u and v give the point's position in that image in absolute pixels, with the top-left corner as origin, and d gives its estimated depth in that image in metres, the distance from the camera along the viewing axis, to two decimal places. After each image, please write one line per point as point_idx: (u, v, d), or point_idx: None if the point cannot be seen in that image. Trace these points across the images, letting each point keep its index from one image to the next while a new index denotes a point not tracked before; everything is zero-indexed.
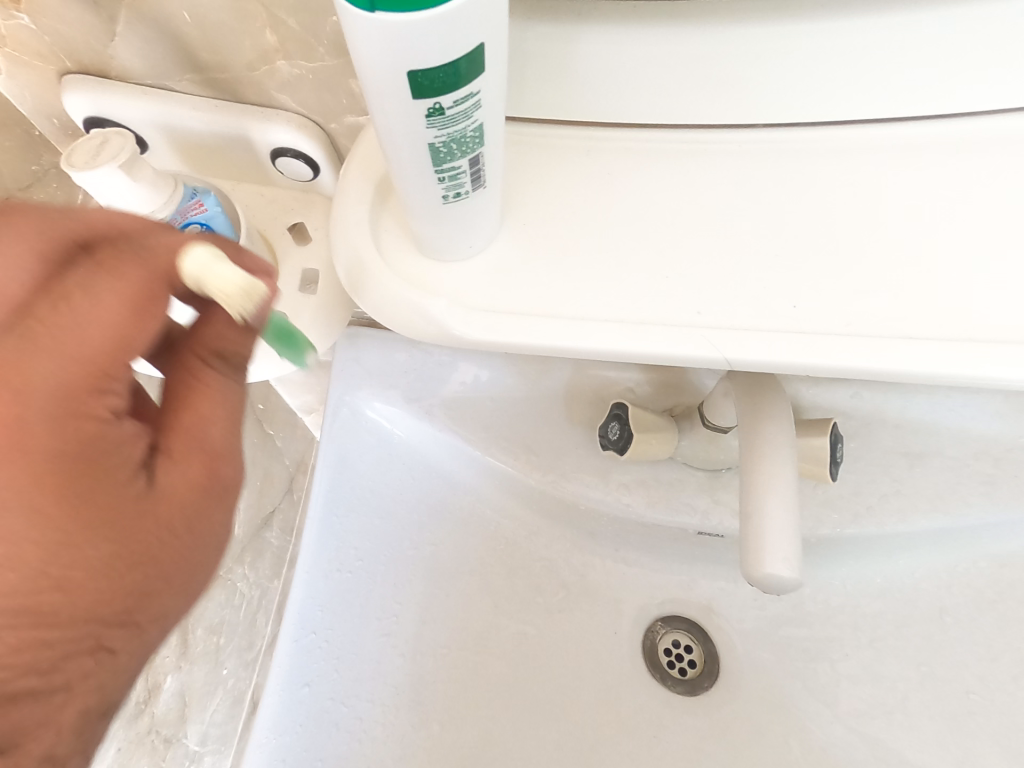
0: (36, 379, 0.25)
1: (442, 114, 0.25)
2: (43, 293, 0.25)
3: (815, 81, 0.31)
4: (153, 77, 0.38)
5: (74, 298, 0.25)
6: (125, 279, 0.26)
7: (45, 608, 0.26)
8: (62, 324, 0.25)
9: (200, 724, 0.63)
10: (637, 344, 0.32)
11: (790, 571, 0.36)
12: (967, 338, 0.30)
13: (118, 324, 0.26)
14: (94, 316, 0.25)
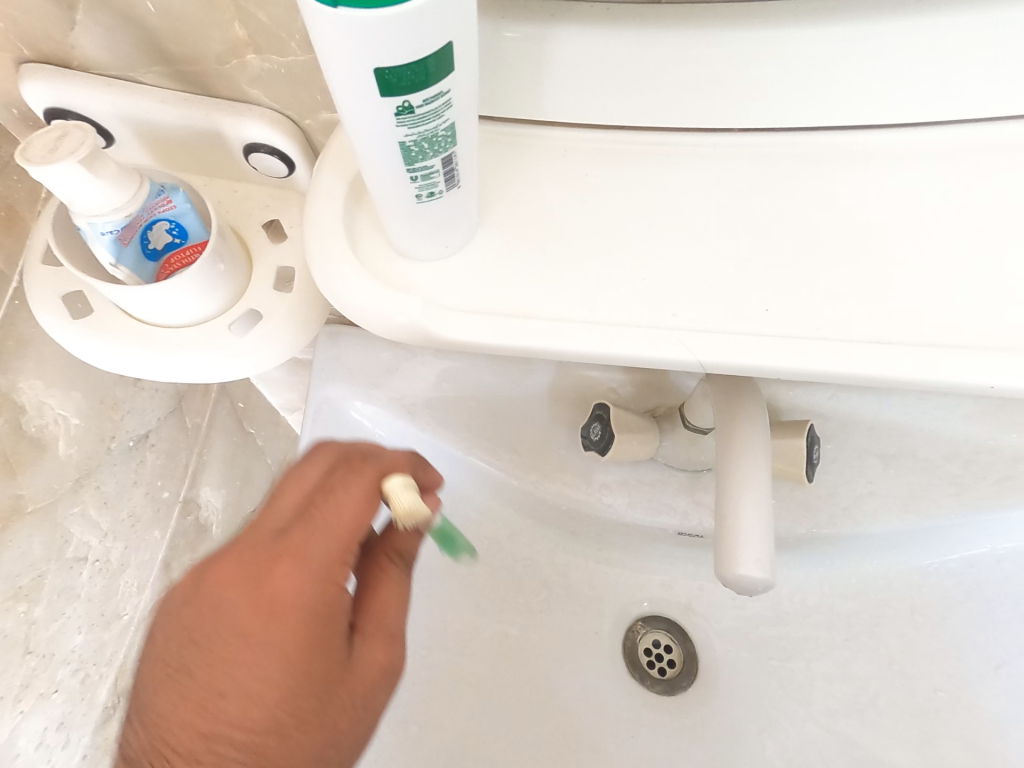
0: (309, 555, 0.34)
1: (411, 112, 0.25)
2: (319, 489, 0.35)
3: (786, 86, 0.31)
4: (118, 69, 0.37)
5: (334, 496, 0.35)
6: (366, 477, 0.35)
7: (260, 749, 0.32)
8: (329, 517, 0.35)
9: None
10: (612, 346, 0.31)
11: (762, 573, 0.36)
12: (939, 343, 0.30)
13: (361, 519, 0.35)
14: (346, 511, 0.35)
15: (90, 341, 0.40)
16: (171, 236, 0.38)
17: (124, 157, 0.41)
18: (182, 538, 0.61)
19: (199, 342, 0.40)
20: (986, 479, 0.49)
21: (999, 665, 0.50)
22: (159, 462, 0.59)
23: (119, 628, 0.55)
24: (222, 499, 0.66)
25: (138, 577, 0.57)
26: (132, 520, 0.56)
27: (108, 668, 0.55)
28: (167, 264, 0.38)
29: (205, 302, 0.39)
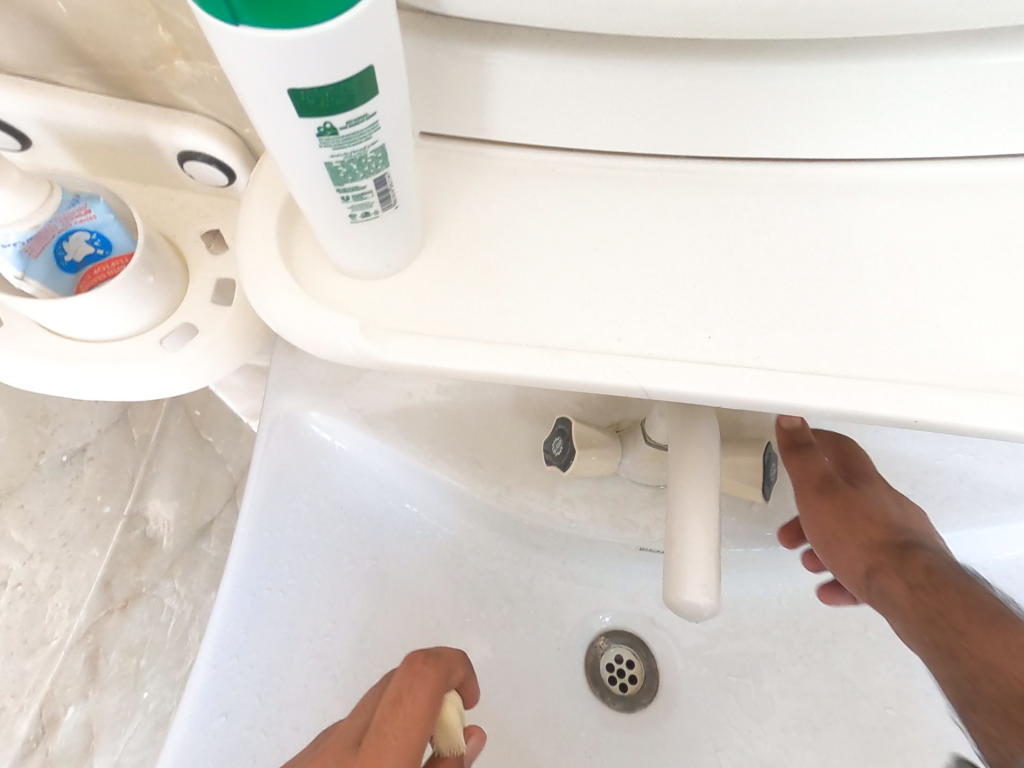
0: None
1: (335, 134, 0.24)
2: (387, 698, 0.37)
3: (725, 112, 0.31)
4: (35, 69, 0.36)
5: (402, 706, 0.36)
6: (430, 679, 0.37)
7: None
8: (397, 729, 0.35)
9: (112, 753, 0.62)
10: (554, 373, 0.31)
11: (706, 598, 0.36)
12: (882, 376, 0.30)
13: (426, 727, 0.36)
14: (414, 719, 0.36)
15: (6, 355, 0.38)
16: (92, 247, 0.37)
17: (42, 160, 0.40)
18: (126, 553, 0.61)
19: (127, 358, 0.39)
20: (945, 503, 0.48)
21: None
22: (98, 476, 0.58)
23: (45, 654, 0.54)
24: (173, 513, 0.66)
25: (71, 597, 0.56)
26: (65, 539, 0.56)
27: (30, 698, 0.53)
28: (89, 274, 0.37)
29: (129, 318, 0.38)
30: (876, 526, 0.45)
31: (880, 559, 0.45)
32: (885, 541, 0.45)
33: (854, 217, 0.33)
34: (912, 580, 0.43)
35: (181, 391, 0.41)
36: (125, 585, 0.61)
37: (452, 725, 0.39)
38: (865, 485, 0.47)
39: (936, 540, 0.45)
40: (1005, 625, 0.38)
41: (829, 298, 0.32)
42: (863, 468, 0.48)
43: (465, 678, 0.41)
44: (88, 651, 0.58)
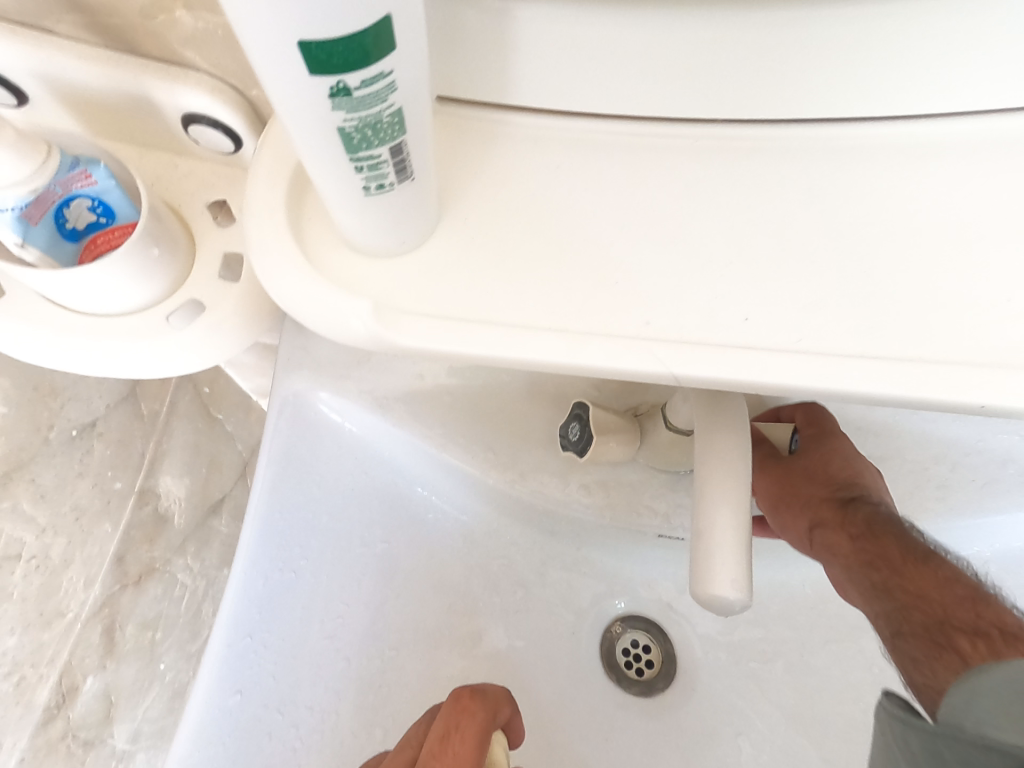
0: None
1: (348, 95, 0.22)
2: (436, 733, 0.40)
3: (774, 70, 0.28)
4: (25, 18, 0.33)
5: (450, 741, 0.39)
6: (477, 716, 0.40)
7: None
8: (445, 764, 0.38)
9: (129, 723, 0.62)
10: (580, 358, 0.29)
11: (737, 593, 0.34)
12: (949, 360, 0.27)
13: (474, 763, 0.39)
14: (461, 755, 0.38)
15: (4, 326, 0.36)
16: (94, 215, 0.35)
17: (41, 118, 0.38)
18: (138, 529, 0.61)
19: (132, 333, 0.37)
20: (982, 488, 0.46)
21: None
22: (108, 452, 0.58)
23: (62, 625, 0.54)
24: (185, 489, 0.66)
25: (85, 572, 0.56)
26: (77, 514, 0.55)
27: (49, 669, 0.54)
28: (93, 244, 0.36)
29: (139, 288, 0.36)
30: (822, 484, 0.48)
31: (826, 513, 0.47)
32: (829, 497, 0.47)
33: (908, 184, 0.30)
34: (852, 531, 0.45)
35: (189, 369, 0.40)
36: (139, 560, 0.61)
37: (498, 765, 0.41)
38: (818, 445, 0.48)
39: (881, 490, 0.47)
40: (962, 587, 0.40)
41: (882, 274, 0.29)
42: (822, 429, 0.49)
43: (508, 719, 0.44)
44: (105, 623, 0.58)
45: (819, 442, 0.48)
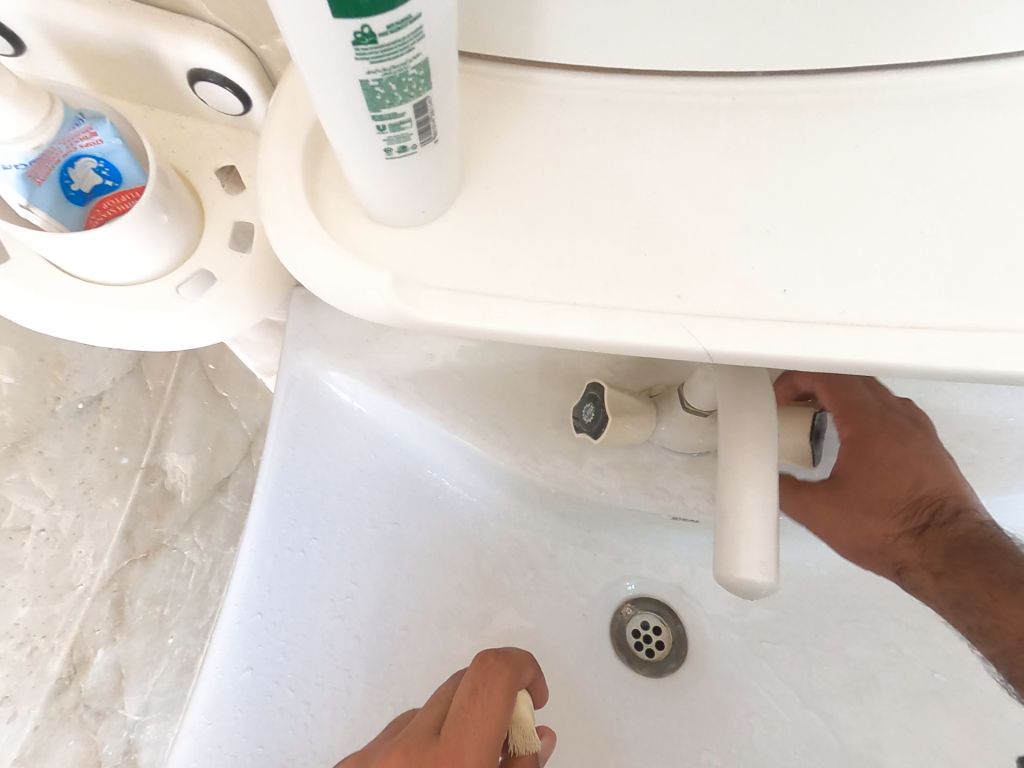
0: (460, 758, 0.36)
1: (373, 43, 0.20)
2: (463, 690, 0.39)
3: (820, 21, 0.26)
4: None
5: (479, 697, 0.38)
6: (504, 674, 0.40)
7: None
8: (475, 720, 0.37)
9: (140, 694, 0.62)
10: (609, 332, 0.27)
11: (764, 577, 0.34)
12: (1006, 332, 0.25)
13: (502, 719, 0.38)
14: (490, 711, 0.38)
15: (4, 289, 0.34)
16: (101, 177, 0.34)
17: (39, 69, 0.36)
18: (146, 504, 0.60)
19: (141, 302, 0.36)
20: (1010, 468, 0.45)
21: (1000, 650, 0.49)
22: (114, 427, 0.57)
23: (72, 599, 0.55)
24: (191, 466, 0.65)
25: (94, 545, 0.56)
26: (85, 487, 0.55)
27: (60, 642, 0.54)
28: (100, 208, 0.35)
29: (148, 255, 0.35)
30: (891, 518, 0.43)
31: (905, 552, 0.42)
32: (902, 532, 0.42)
33: (960, 146, 0.28)
34: (934, 569, 0.41)
35: (199, 341, 0.39)
36: (147, 536, 0.61)
37: (524, 720, 0.41)
38: (861, 462, 0.43)
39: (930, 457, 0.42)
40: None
41: (931, 242, 0.27)
42: (861, 431, 0.43)
43: (533, 679, 0.43)
44: (114, 597, 0.58)
45: (861, 451, 0.43)
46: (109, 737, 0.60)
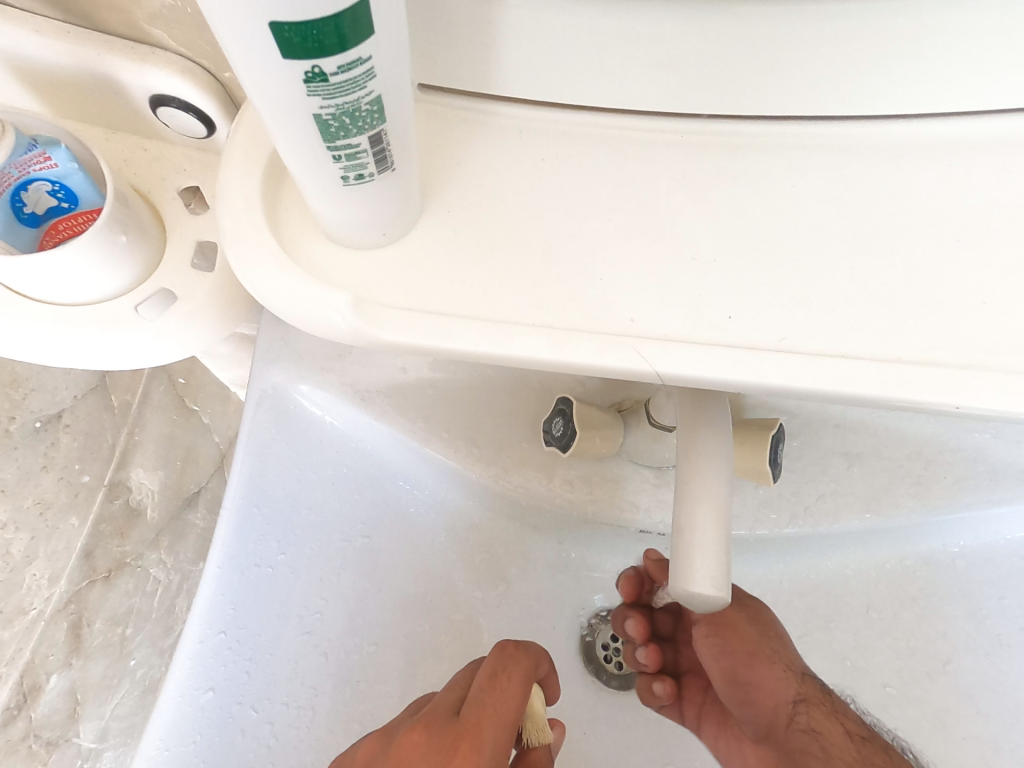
0: (480, 736, 0.35)
1: (324, 81, 0.21)
2: (482, 674, 0.40)
3: (754, 71, 0.28)
4: None
5: (498, 681, 0.39)
6: (524, 661, 0.41)
7: None
8: (495, 703, 0.38)
9: (96, 721, 0.60)
10: (564, 355, 0.28)
11: (717, 589, 0.35)
12: (932, 361, 0.27)
13: (520, 706, 0.38)
14: (510, 695, 0.38)
15: None
16: (56, 199, 0.34)
17: None
18: (109, 522, 0.60)
19: (98, 322, 0.36)
20: (954, 483, 0.47)
21: (947, 662, 0.50)
22: (75, 445, 0.59)
23: (24, 624, 0.55)
24: (158, 482, 0.64)
25: (50, 567, 0.57)
26: (41, 508, 0.56)
27: (10, 668, 0.55)
28: (55, 229, 0.35)
29: (106, 275, 0.35)
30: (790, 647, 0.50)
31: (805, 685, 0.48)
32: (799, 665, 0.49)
33: (892, 183, 0.30)
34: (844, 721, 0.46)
35: (159, 361, 0.39)
36: (109, 555, 0.60)
37: (537, 715, 0.41)
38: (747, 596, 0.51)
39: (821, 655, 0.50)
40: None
41: (865, 274, 0.29)
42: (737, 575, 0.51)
43: (548, 675, 0.43)
44: (71, 621, 0.58)
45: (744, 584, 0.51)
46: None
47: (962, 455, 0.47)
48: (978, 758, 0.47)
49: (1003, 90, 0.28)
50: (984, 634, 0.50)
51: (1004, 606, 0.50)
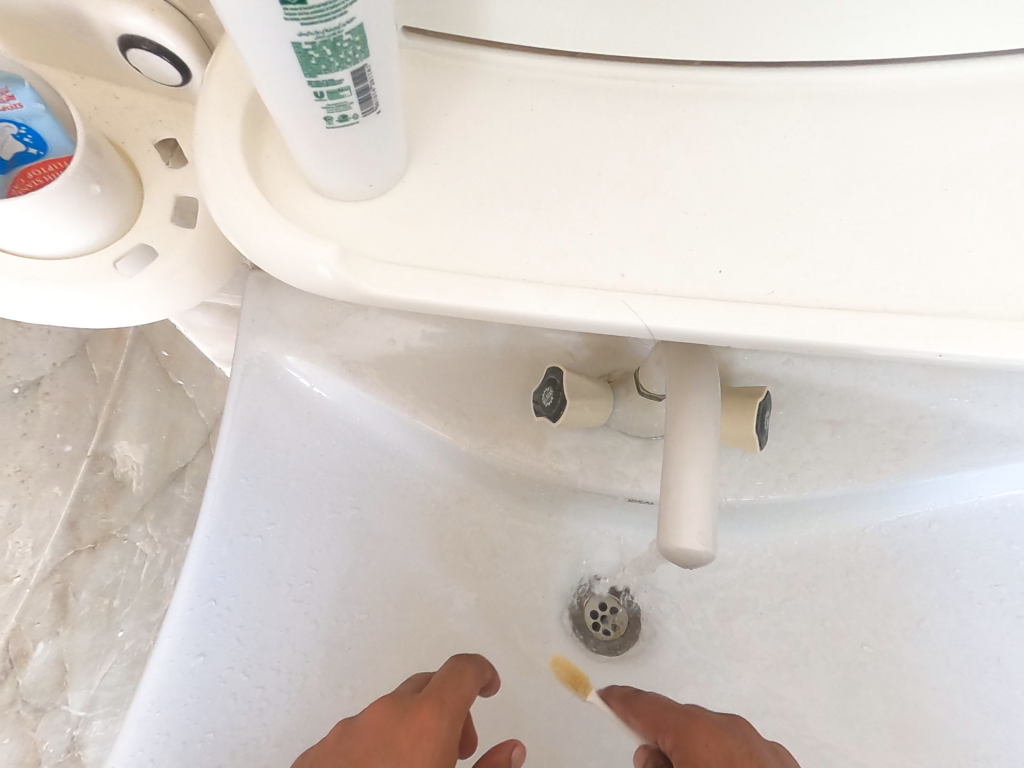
0: (441, 703, 0.37)
1: (303, 3, 0.20)
2: (444, 668, 0.40)
3: (746, 9, 0.28)
4: None
5: (457, 672, 0.40)
6: (476, 665, 0.41)
7: None
8: (454, 682, 0.39)
9: (85, 690, 0.59)
10: (553, 308, 0.28)
11: (703, 545, 0.35)
12: (914, 311, 0.27)
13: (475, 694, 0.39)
14: (468, 679, 0.39)
15: None
16: (23, 144, 0.33)
17: None
18: (93, 493, 0.58)
19: (73, 277, 0.35)
20: (933, 446, 0.48)
21: (920, 621, 0.51)
22: (55, 414, 0.56)
23: (8, 589, 0.53)
24: (143, 455, 0.63)
25: (32, 534, 0.54)
26: (22, 476, 0.53)
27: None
28: (22, 175, 0.33)
29: (81, 229, 0.34)
30: None
31: None
32: None
33: (882, 135, 0.30)
34: None
35: (137, 320, 0.38)
36: (95, 525, 0.58)
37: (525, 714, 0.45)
38: None
39: None
40: None
41: (854, 225, 0.29)
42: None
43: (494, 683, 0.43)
44: (57, 590, 0.56)
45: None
46: (49, 733, 0.57)
47: (943, 418, 0.48)
48: (949, 711, 0.49)
49: (982, 36, 0.28)
50: (957, 593, 0.51)
51: (977, 566, 0.51)
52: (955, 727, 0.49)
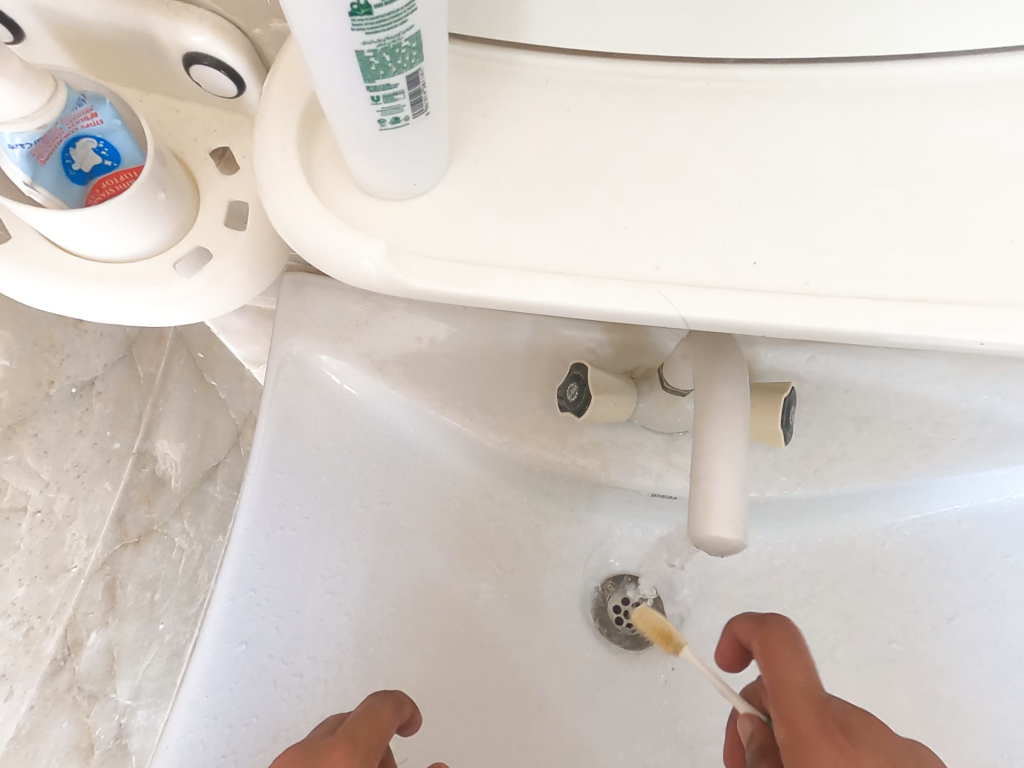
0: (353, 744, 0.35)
1: (369, 14, 0.22)
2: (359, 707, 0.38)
3: (780, 10, 0.29)
4: None
5: (372, 712, 0.37)
6: (393, 700, 0.39)
7: None
8: (367, 720, 0.37)
9: (132, 679, 0.60)
10: (590, 301, 0.29)
11: (734, 533, 0.36)
12: (946, 300, 0.28)
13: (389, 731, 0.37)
14: (382, 716, 0.37)
15: (17, 275, 0.35)
16: (100, 158, 0.35)
17: (35, 56, 0.36)
18: (138, 489, 0.59)
19: (138, 279, 0.37)
20: (961, 441, 0.48)
21: (951, 618, 0.51)
22: (106, 412, 0.55)
23: (66, 580, 0.53)
24: (180, 453, 0.64)
25: (87, 529, 0.54)
26: (77, 471, 0.53)
27: (55, 621, 0.52)
28: (97, 188, 0.35)
29: (145, 234, 0.36)
30: None
31: None
32: None
33: (912, 129, 0.31)
34: None
35: (193, 320, 0.39)
36: (139, 521, 0.59)
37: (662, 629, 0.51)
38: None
39: None
40: None
41: (888, 218, 0.30)
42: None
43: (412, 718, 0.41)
44: (106, 581, 0.56)
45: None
46: (101, 720, 0.57)
47: (973, 413, 0.47)
48: (979, 709, 0.49)
49: (1012, 33, 0.29)
50: (988, 591, 0.51)
51: (1009, 564, 0.51)
52: (987, 725, 0.48)
